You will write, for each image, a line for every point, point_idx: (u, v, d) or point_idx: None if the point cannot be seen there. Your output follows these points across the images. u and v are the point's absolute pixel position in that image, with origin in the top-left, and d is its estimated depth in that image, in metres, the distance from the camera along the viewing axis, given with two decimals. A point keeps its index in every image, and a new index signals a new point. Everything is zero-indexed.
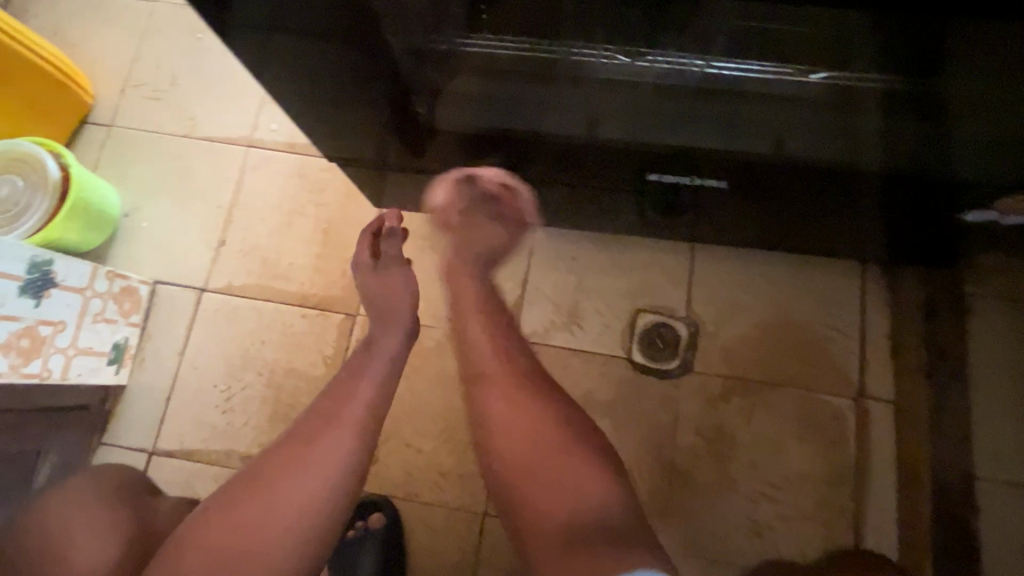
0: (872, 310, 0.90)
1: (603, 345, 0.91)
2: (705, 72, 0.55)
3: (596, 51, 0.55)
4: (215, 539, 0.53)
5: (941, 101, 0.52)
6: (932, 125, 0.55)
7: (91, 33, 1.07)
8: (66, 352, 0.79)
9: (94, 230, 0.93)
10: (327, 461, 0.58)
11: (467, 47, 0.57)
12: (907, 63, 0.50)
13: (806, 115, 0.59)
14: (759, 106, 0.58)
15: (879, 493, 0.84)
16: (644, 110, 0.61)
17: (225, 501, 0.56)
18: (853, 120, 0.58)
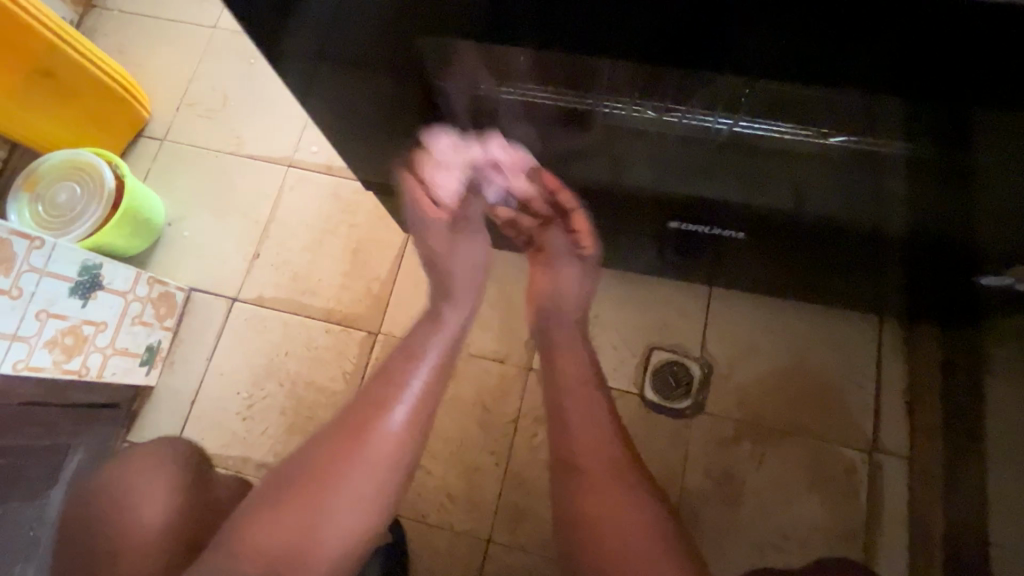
0: (889, 362, 0.89)
1: (615, 379, 0.92)
2: (732, 129, 0.57)
3: (626, 106, 0.57)
4: (298, 507, 0.60)
5: (969, 174, 0.54)
6: (957, 189, 0.56)
7: (153, 53, 1.15)
8: (104, 351, 0.84)
9: (140, 237, 0.98)
10: (363, 474, 0.62)
11: (501, 95, 0.59)
12: (932, 139, 0.50)
13: (822, 173, 0.61)
14: (778, 161, 0.61)
15: (891, 552, 0.82)
16: (669, 162, 0.64)
17: (300, 472, 0.62)
18: (877, 179, 0.60)
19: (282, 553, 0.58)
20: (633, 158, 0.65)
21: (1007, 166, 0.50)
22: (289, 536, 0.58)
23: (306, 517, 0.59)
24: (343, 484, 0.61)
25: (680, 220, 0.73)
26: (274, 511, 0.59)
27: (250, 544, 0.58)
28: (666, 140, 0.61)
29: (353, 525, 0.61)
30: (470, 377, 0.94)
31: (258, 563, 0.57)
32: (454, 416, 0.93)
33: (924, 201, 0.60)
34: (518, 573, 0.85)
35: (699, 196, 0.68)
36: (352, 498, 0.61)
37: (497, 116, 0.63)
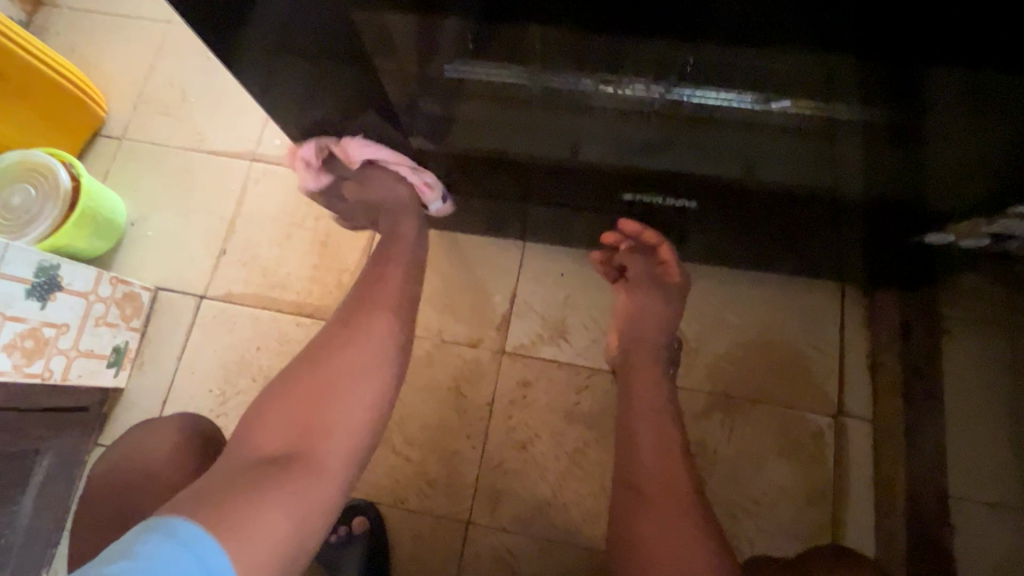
0: (851, 328, 0.92)
1: (587, 358, 0.93)
2: (666, 96, 0.58)
3: (565, 78, 0.58)
4: (291, 407, 0.59)
5: (921, 131, 0.55)
6: (909, 149, 0.58)
7: (108, 51, 1.13)
8: (68, 354, 0.83)
9: (101, 237, 0.96)
10: (360, 343, 0.64)
11: (451, 73, 0.59)
12: (884, 97, 0.52)
13: (773, 142, 0.62)
14: (726, 133, 0.62)
15: (858, 513, 0.84)
16: (621, 137, 0.65)
17: (287, 379, 0.61)
18: (831, 145, 0.61)
19: (292, 435, 0.57)
20: (588, 133, 0.65)
21: (957, 120, 0.51)
22: (292, 431, 0.57)
23: (310, 397, 0.59)
24: (337, 372, 0.61)
25: (633, 193, 0.73)
26: (265, 414, 0.58)
27: (252, 438, 0.57)
28: (612, 114, 0.62)
29: (362, 395, 0.61)
30: (444, 362, 0.94)
31: (272, 444, 0.56)
32: (429, 402, 0.93)
33: (879, 168, 0.62)
34: (499, 553, 0.86)
35: (649, 168, 0.67)
36: (356, 369, 0.62)
37: (454, 95, 0.63)
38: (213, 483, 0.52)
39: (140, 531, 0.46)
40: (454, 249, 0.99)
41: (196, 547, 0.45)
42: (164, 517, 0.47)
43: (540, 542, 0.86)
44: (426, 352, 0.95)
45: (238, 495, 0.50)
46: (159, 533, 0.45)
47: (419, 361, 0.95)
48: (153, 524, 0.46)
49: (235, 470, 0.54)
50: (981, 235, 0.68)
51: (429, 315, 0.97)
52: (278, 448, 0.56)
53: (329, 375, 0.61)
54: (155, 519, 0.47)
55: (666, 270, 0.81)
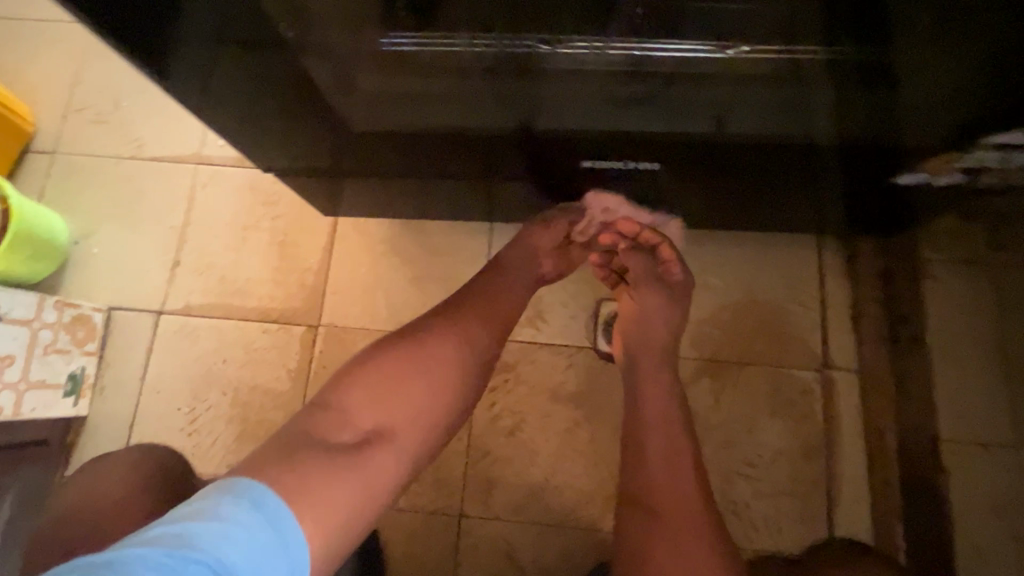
0: (832, 280, 0.90)
1: (567, 336, 0.91)
2: (603, 55, 0.54)
3: (495, 43, 0.53)
4: (382, 385, 0.56)
5: (892, 65, 0.51)
6: (881, 87, 0.54)
7: (29, 58, 1.05)
8: (17, 387, 0.78)
9: (42, 260, 0.90)
10: (457, 335, 0.62)
11: (398, 44, 0.55)
12: (851, 28, 0.49)
13: (739, 92, 0.59)
14: (686, 87, 0.58)
15: (852, 465, 0.84)
16: (576, 100, 0.60)
17: (386, 354, 0.58)
18: (801, 90, 0.58)
19: (377, 417, 0.54)
20: (539, 100, 0.61)
21: (930, 50, 0.47)
22: (382, 410, 0.55)
23: (404, 380, 0.56)
24: (428, 361, 0.58)
25: (593, 159, 0.70)
26: (362, 383, 0.56)
27: (341, 408, 0.54)
28: (566, 76, 0.57)
29: (445, 400, 0.58)
30: None
31: (359, 420, 0.53)
32: None
33: (852, 109, 0.58)
34: (494, 543, 0.84)
35: (606, 131, 0.64)
36: (449, 362, 0.60)
37: (391, 71, 0.58)
38: (289, 445, 0.49)
39: (219, 488, 0.42)
40: (422, 237, 0.95)
41: (277, 521, 0.42)
42: (242, 481, 0.43)
43: (536, 528, 0.85)
44: None
45: (316, 465, 0.48)
46: (223, 488, 0.42)
47: None
48: (233, 487, 0.42)
49: (314, 435, 0.51)
50: (955, 173, 0.65)
51: (401, 308, 0.93)
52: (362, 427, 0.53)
53: (424, 362, 0.58)
54: (224, 479, 0.44)
55: (668, 269, 0.78)
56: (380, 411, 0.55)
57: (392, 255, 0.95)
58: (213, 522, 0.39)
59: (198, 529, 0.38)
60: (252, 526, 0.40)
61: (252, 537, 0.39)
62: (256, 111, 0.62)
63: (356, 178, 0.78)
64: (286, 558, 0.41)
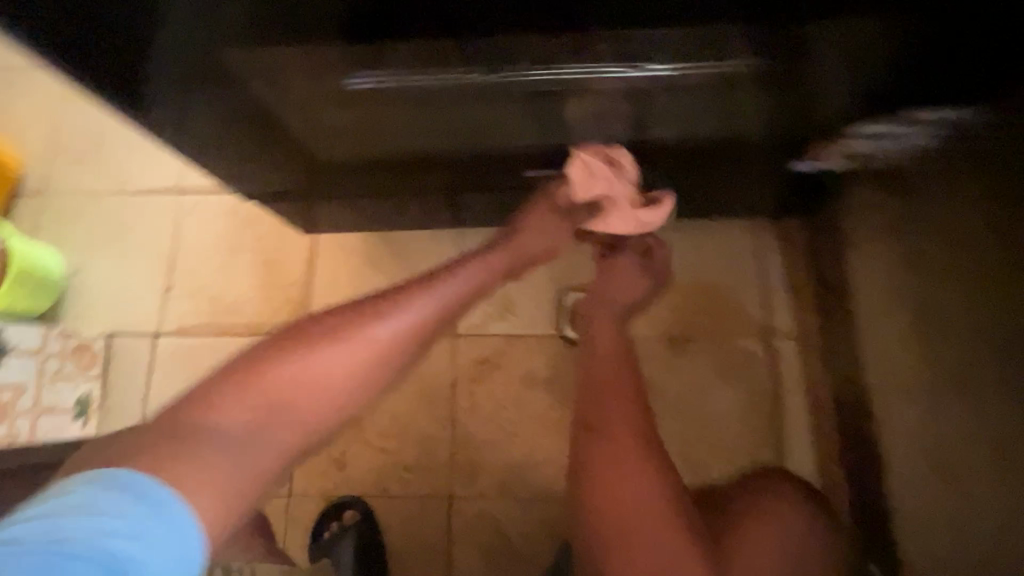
0: (769, 256, 1.00)
1: (536, 326, 0.99)
2: (550, 79, 0.60)
3: (430, 74, 0.59)
4: (269, 385, 0.57)
5: (802, 74, 0.60)
6: (794, 89, 0.63)
7: (11, 106, 1.11)
8: (31, 413, 0.85)
9: (42, 295, 0.97)
10: (353, 347, 0.61)
11: (351, 85, 0.61)
12: (772, 50, 0.56)
13: (673, 103, 0.66)
14: (629, 102, 0.66)
15: (796, 419, 0.94)
16: (521, 116, 0.68)
17: (281, 348, 0.59)
18: (730, 97, 0.65)
19: (255, 412, 0.55)
20: (491, 117, 0.68)
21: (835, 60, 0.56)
22: (263, 402, 0.56)
23: (298, 377, 0.58)
24: (319, 366, 0.59)
25: (534, 169, 0.79)
26: (252, 388, 0.56)
27: (219, 403, 0.54)
28: (511, 96, 0.64)
29: (334, 403, 0.60)
30: None
31: (237, 415, 0.54)
32: (396, 394, 0.98)
33: (771, 107, 0.67)
34: (483, 519, 0.93)
35: (552, 142, 0.73)
36: (342, 368, 0.60)
37: (344, 103, 0.64)
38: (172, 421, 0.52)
39: (86, 479, 0.45)
40: (396, 246, 1.03)
41: (155, 502, 0.45)
42: (102, 471, 0.46)
43: (520, 501, 0.93)
44: None
45: (190, 445, 0.50)
46: (89, 478, 0.45)
47: None
48: (98, 477, 0.45)
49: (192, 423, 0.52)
50: (839, 159, 0.76)
51: None
52: (242, 421, 0.54)
53: (317, 366, 0.59)
54: (87, 471, 0.46)
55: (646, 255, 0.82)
56: (268, 403, 0.56)
57: (370, 264, 1.02)
58: (86, 513, 0.42)
59: (68, 522, 0.42)
60: (124, 513, 0.43)
61: (125, 524, 0.43)
62: (235, 147, 0.70)
63: (330, 198, 0.85)
64: (166, 529, 0.44)
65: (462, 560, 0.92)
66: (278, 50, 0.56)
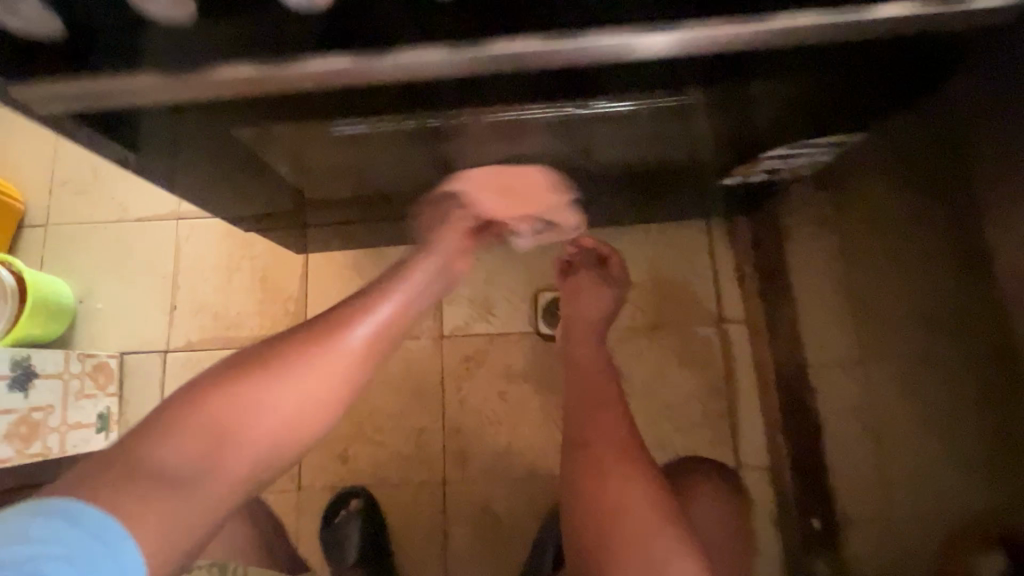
0: (719, 252, 1.11)
1: (514, 325, 1.10)
2: (464, 119, 0.51)
3: (336, 124, 0.50)
4: (215, 414, 0.52)
5: (754, 94, 0.51)
6: (751, 102, 0.54)
7: (9, 143, 1.17)
8: (60, 429, 0.93)
9: (56, 321, 1.05)
10: (309, 370, 0.55)
11: (242, 133, 0.52)
12: (718, 85, 0.46)
13: (617, 123, 0.58)
14: (570, 123, 0.57)
15: (746, 396, 1.06)
16: (453, 139, 0.60)
17: (227, 375, 0.54)
18: (681, 112, 0.57)
19: (203, 442, 0.51)
20: (442, 152, 0.64)
21: (792, 82, 0.48)
22: (210, 429, 0.51)
23: (244, 404, 0.52)
24: (268, 390, 0.54)
25: None
26: (196, 418, 0.51)
27: (165, 437, 0.50)
28: (430, 129, 0.55)
29: (293, 427, 0.55)
30: (395, 358, 1.09)
31: (185, 446, 0.50)
32: (391, 393, 1.08)
33: (726, 115, 0.60)
34: (476, 500, 1.04)
35: (502, 163, 0.67)
36: (293, 395, 0.54)
37: (286, 147, 0.60)
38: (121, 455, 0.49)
39: (30, 513, 0.45)
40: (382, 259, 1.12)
41: (108, 535, 0.45)
42: (50, 500, 0.46)
43: (507, 482, 1.05)
44: None
45: (138, 484, 0.48)
46: (35, 508, 0.45)
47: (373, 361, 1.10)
48: (51, 505, 0.45)
49: (133, 465, 0.49)
50: (759, 174, 0.86)
51: None
52: (189, 453, 0.50)
53: (266, 388, 0.53)
54: (31, 500, 0.47)
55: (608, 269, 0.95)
56: (212, 435, 0.51)
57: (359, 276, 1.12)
58: (24, 543, 0.43)
59: (13, 548, 0.43)
60: (68, 542, 0.44)
61: (71, 553, 0.43)
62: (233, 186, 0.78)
63: (319, 223, 0.94)
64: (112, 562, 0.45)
65: (456, 537, 1.03)
66: (188, 122, 0.51)
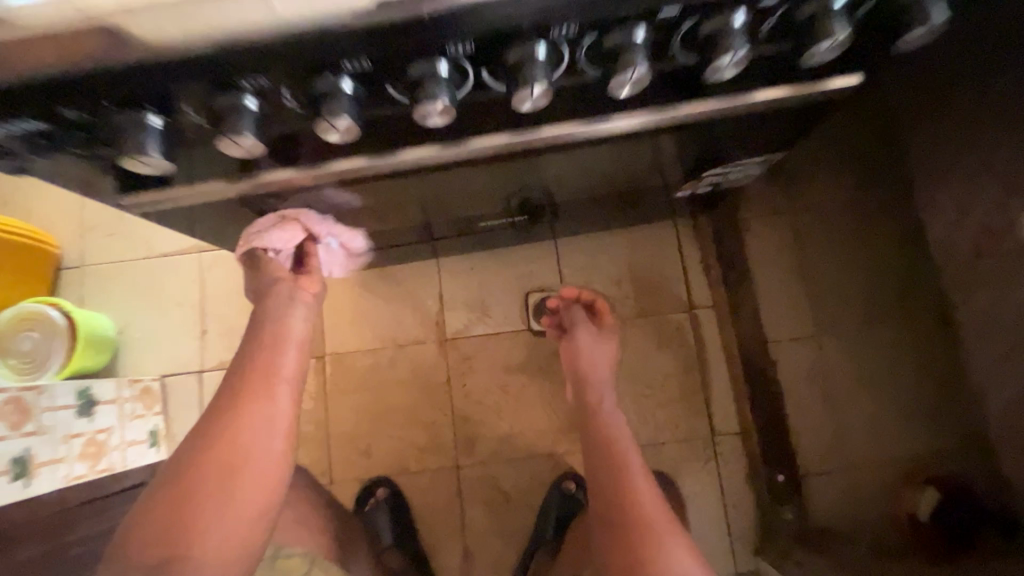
0: (686, 245, 1.24)
1: (509, 324, 1.23)
2: (462, 172, 0.62)
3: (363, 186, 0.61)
4: (168, 525, 0.54)
5: (700, 134, 0.62)
6: (701, 138, 0.66)
7: (40, 194, 1.29)
8: (121, 447, 1.07)
9: (102, 352, 1.18)
10: (252, 441, 0.58)
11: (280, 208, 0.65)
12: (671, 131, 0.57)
13: (590, 159, 0.70)
14: (551, 165, 0.68)
15: (718, 372, 1.20)
16: (453, 186, 0.72)
17: (178, 474, 0.57)
18: (643, 148, 0.68)
19: (164, 549, 0.53)
20: (434, 201, 0.79)
21: (728, 125, 0.59)
22: (166, 540, 0.53)
23: (209, 495, 0.56)
24: (235, 475, 0.57)
25: (485, 221, 1.00)
26: (163, 526, 0.54)
27: (130, 552, 0.53)
28: (434, 184, 0.66)
29: (240, 517, 0.57)
30: (405, 362, 1.23)
31: (146, 554, 0.53)
32: (404, 393, 1.22)
33: (680, 147, 0.71)
34: (486, 481, 1.19)
35: (486, 196, 0.82)
36: (261, 466, 0.58)
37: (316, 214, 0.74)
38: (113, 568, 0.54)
39: None
40: (386, 274, 1.25)
41: None
42: None
43: (513, 462, 1.19)
44: (388, 357, 1.23)
45: None
46: None
47: (386, 366, 1.23)
48: None
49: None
50: (704, 187, 1.00)
51: (382, 330, 1.24)
52: (155, 560, 0.53)
53: (217, 478, 0.56)
54: None
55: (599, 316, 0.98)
56: (167, 548, 0.53)
57: (367, 291, 1.25)
58: None
59: None
60: None
61: None
62: None
63: None
64: None
65: (472, 515, 1.18)
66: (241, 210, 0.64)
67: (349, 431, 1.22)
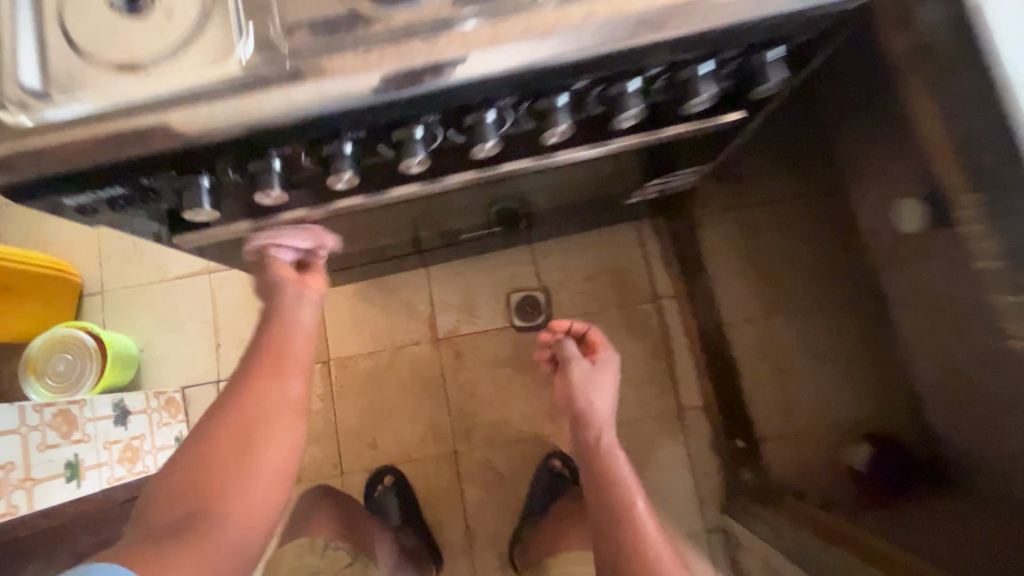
0: (649, 243, 1.39)
1: (494, 322, 1.37)
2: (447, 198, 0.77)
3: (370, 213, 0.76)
4: (192, 491, 0.56)
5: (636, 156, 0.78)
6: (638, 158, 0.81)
7: (60, 230, 1.42)
8: (153, 451, 1.20)
9: (128, 369, 1.30)
10: (270, 417, 0.61)
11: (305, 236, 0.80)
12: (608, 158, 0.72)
13: (551, 180, 0.85)
14: (519, 186, 0.83)
15: (682, 354, 1.35)
16: (440, 209, 0.87)
17: (199, 443, 0.59)
18: (594, 170, 0.84)
19: (188, 512, 0.55)
20: (419, 222, 0.94)
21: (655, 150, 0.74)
22: (191, 501, 0.55)
23: (233, 462, 0.58)
24: (252, 452, 0.59)
25: (465, 234, 1.14)
26: (185, 494, 0.56)
27: (156, 512, 0.55)
28: (426, 206, 0.81)
29: (262, 491, 0.58)
30: (403, 362, 1.37)
31: (172, 517, 0.54)
32: (403, 390, 1.36)
33: (625, 165, 0.87)
34: (481, 463, 1.32)
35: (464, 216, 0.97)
36: (276, 446, 0.61)
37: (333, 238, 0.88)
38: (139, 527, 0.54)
39: None
40: (381, 284, 1.38)
41: None
42: None
43: (504, 445, 1.33)
44: (387, 359, 1.37)
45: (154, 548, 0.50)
46: None
47: (386, 367, 1.37)
48: None
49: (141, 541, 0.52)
50: (652, 193, 1.16)
51: (381, 334, 1.38)
52: (178, 519, 0.54)
53: (240, 450, 0.59)
54: None
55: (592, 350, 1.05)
56: (193, 509, 0.55)
57: (365, 301, 1.38)
58: None
59: None
60: None
61: None
62: None
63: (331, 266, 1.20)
64: None
65: (470, 495, 1.31)
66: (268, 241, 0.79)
67: (356, 427, 1.35)
